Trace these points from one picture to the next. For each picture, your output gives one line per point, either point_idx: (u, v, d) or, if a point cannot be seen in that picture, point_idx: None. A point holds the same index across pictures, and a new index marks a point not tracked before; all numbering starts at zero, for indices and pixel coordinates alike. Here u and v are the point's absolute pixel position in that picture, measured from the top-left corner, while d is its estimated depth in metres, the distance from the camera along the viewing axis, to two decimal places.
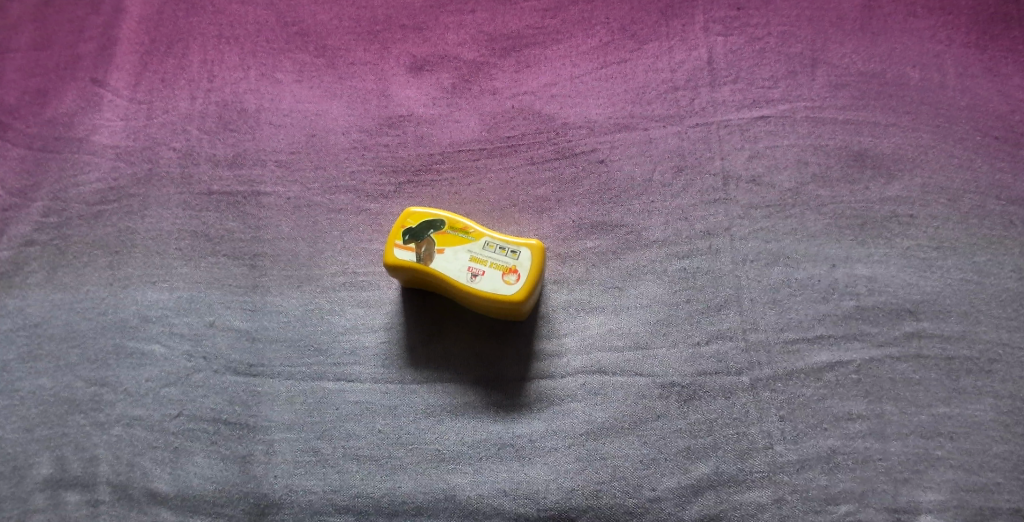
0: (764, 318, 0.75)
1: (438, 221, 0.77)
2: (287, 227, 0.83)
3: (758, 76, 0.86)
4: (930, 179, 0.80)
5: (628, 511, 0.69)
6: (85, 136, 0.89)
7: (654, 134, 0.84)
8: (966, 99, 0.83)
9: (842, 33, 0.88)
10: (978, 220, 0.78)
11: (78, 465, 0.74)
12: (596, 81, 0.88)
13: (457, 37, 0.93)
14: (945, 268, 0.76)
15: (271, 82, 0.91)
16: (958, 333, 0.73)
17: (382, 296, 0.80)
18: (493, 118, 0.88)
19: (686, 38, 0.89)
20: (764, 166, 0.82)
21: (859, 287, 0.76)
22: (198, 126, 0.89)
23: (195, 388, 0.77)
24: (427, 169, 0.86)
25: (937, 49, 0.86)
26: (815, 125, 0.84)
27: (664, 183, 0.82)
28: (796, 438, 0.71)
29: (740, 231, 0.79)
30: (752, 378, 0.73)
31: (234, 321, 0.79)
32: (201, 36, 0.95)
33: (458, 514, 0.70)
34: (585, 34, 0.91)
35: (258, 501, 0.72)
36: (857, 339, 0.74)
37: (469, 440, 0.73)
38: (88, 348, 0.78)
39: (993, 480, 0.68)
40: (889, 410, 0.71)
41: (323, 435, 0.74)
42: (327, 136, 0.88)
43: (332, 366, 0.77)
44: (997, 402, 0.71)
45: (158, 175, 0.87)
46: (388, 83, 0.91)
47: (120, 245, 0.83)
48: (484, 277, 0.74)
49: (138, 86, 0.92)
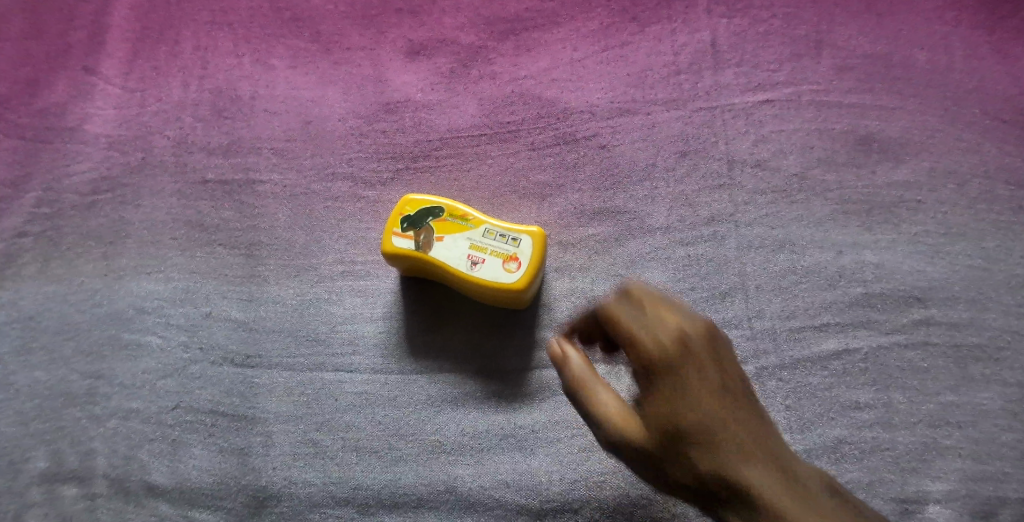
0: (770, 306, 0.74)
1: (436, 208, 0.76)
2: (283, 216, 0.82)
3: (762, 59, 0.85)
4: (938, 164, 0.78)
5: (632, 502, 0.68)
6: (77, 126, 0.87)
7: (657, 119, 0.83)
8: (974, 82, 0.82)
9: (847, 15, 0.86)
10: (987, 205, 0.76)
11: (73, 459, 0.73)
12: (596, 64, 0.86)
13: (455, 21, 0.91)
14: (953, 254, 0.75)
15: (265, 69, 0.89)
16: (966, 320, 0.72)
17: (381, 285, 0.78)
18: (492, 103, 0.86)
19: (689, 21, 0.87)
20: (770, 151, 0.80)
21: (866, 273, 0.75)
22: (192, 114, 0.87)
23: (191, 380, 0.75)
24: (426, 156, 0.84)
25: (945, 31, 0.85)
26: (820, 109, 0.82)
27: (667, 169, 0.80)
28: (802, 427, 0.70)
29: (745, 217, 0.78)
30: (758, 366, 0.72)
31: (231, 311, 0.78)
32: (193, 22, 0.93)
33: (460, 505, 0.69)
34: (585, 17, 0.89)
35: (257, 494, 0.71)
36: (864, 326, 0.73)
37: (470, 431, 0.72)
38: (82, 340, 0.77)
39: (1002, 469, 0.67)
40: (897, 398, 0.70)
41: (322, 427, 0.73)
42: (322, 123, 0.86)
43: (331, 357, 0.76)
44: (1006, 390, 0.70)
45: (152, 164, 0.85)
46: (384, 69, 0.89)
47: (115, 235, 0.82)
48: (484, 265, 0.73)
49: (131, 74, 0.90)
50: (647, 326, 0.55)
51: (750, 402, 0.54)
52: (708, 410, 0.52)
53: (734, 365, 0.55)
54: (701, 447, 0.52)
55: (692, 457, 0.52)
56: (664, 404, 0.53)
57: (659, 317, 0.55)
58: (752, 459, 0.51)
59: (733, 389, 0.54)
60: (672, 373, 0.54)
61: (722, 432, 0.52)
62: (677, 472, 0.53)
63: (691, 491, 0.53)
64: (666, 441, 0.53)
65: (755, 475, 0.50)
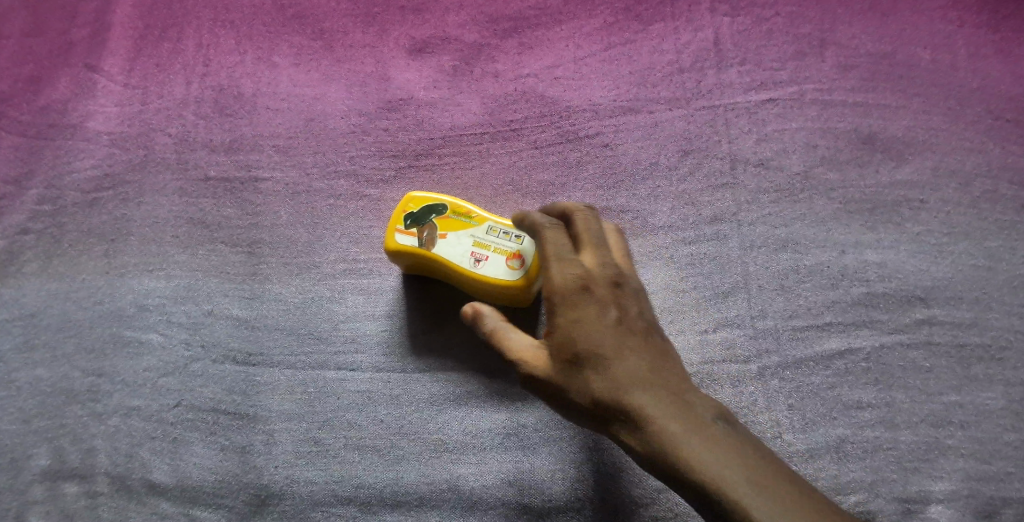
0: (773, 305, 0.74)
1: (440, 205, 0.76)
2: (285, 213, 0.82)
3: (765, 58, 0.84)
4: (942, 163, 0.78)
5: (635, 501, 0.68)
6: (79, 124, 0.87)
7: (660, 118, 0.83)
8: (977, 81, 0.81)
9: (851, 13, 0.86)
10: (990, 205, 0.76)
11: (75, 456, 0.73)
12: (599, 63, 0.86)
13: (457, 19, 0.91)
14: (956, 253, 0.75)
15: (267, 67, 0.89)
16: (969, 320, 0.72)
17: (383, 283, 0.78)
18: (494, 102, 0.86)
19: (692, 19, 0.87)
20: (773, 150, 0.80)
21: (869, 273, 0.74)
22: (194, 111, 0.87)
23: (193, 378, 0.75)
24: (428, 154, 0.84)
25: (948, 29, 0.84)
26: (823, 108, 0.82)
27: (670, 168, 0.80)
28: (805, 427, 0.70)
29: (748, 216, 0.77)
30: (761, 366, 0.72)
31: (233, 309, 0.78)
32: (196, 20, 0.93)
33: (462, 504, 0.69)
34: (588, 15, 0.89)
35: (258, 492, 0.71)
36: (867, 325, 0.73)
37: (472, 430, 0.72)
38: (83, 337, 0.77)
39: (1005, 469, 0.67)
40: (900, 398, 0.70)
41: (324, 425, 0.73)
42: (325, 121, 0.86)
43: (333, 355, 0.75)
44: (1009, 389, 0.70)
45: (154, 162, 0.85)
46: (387, 66, 0.89)
47: (117, 233, 0.82)
48: (486, 263, 0.73)
49: (132, 72, 0.90)
50: (562, 262, 0.65)
51: (647, 337, 0.61)
52: (603, 336, 0.60)
53: (640, 315, 0.62)
54: (593, 367, 0.59)
55: (587, 377, 0.59)
56: (566, 330, 0.61)
57: (572, 259, 0.65)
58: (637, 380, 0.58)
59: (631, 323, 0.61)
60: (576, 306, 0.62)
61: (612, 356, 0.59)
62: (573, 392, 0.60)
63: (585, 410, 0.59)
64: (567, 363, 0.61)
65: (639, 393, 0.57)
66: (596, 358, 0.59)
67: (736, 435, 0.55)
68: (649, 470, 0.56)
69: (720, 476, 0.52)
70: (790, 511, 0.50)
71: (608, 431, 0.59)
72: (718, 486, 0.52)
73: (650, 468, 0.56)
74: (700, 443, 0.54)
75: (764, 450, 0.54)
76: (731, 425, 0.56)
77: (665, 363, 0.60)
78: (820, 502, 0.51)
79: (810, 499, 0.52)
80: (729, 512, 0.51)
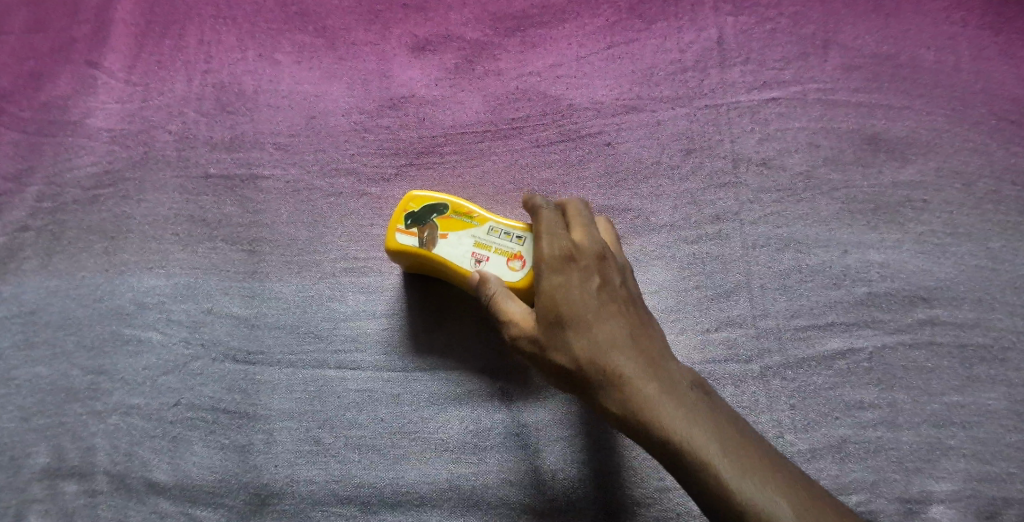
0: (776, 305, 0.74)
1: (440, 204, 0.74)
2: (287, 212, 0.81)
3: (768, 57, 0.84)
4: (945, 163, 0.78)
5: (636, 501, 0.68)
6: (79, 121, 0.87)
7: (662, 117, 0.82)
8: (981, 81, 0.81)
9: (855, 13, 0.86)
10: (993, 205, 0.76)
11: (75, 454, 0.72)
12: (602, 61, 0.86)
13: (460, 17, 0.90)
14: (959, 254, 0.75)
15: (268, 64, 0.89)
16: (971, 321, 0.72)
17: (384, 281, 0.78)
18: (497, 100, 0.85)
19: (696, 18, 0.87)
20: (775, 150, 0.80)
21: (872, 273, 0.74)
22: (195, 109, 0.87)
23: (193, 376, 0.75)
24: (430, 153, 0.84)
25: (952, 30, 0.84)
26: (826, 108, 0.82)
27: (673, 167, 0.80)
28: (807, 427, 0.69)
29: (750, 216, 0.77)
30: (763, 366, 0.72)
31: (233, 308, 0.77)
32: (196, 17, 0.92)
33: (463, 503, 0.69)
34: (591, 13, 0.89)
35: (259, 491, 0.71)
36: (869, 326, 0.73)
37: (473, 429, 0.72)
38: (83, 335, 0.77)
39: (1006, 470, 0.67)
40: (902, 399, 0.70)
41: (324, 424, 0.72)
42: (327, 119, 0.86)
43: (334, 354, 0.75)
44: (1011, 390, 0.70)
45: (154, 159, 0.85)
46: (389, 65, 0.88)
47: (117, 231, 0.81)
48: (488, 263, 0.72)
49: (133, 69, 0.90)
50: (552, 233, 0.68)
51: (627, 305, 0.66)
52: (588, 303, 0.64)
53: (621, 285, 0.66)
54: (577, 330, 0.63)
55: (571, 341, 0.63)
56: (553, 295, 0.65)
57: (562, 231, 0.68)
58: (616, 343, 0.63)
59: (614, 292, 0.66)
60: (564, 274, 0.66)
61: (594, 321, 0.64)
62: (556, 355, 0.64)
63: (566, 372, 0.63)
64: (552, 328, 0.64)
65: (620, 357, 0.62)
66: (581, 325, 0.63)
67: (709, 402, 0.61)
68: (623, 428, 0.61)
69: (693, 436, 0.58)
70: (751, 471, 0.57)
71: (586, 392, 0.63)
72: (690, 446, 0.58)
73: (623, 426, 0.61)
74: (674, 403, 0.60)
75: (732, 416, 0.60)
76: (705, 393, 0.62)
77: (644, 332, 0.64)
78: (779, 463, 0.58)
79: (770, 461, 0.58)
80: (698, 470, 0.57)
